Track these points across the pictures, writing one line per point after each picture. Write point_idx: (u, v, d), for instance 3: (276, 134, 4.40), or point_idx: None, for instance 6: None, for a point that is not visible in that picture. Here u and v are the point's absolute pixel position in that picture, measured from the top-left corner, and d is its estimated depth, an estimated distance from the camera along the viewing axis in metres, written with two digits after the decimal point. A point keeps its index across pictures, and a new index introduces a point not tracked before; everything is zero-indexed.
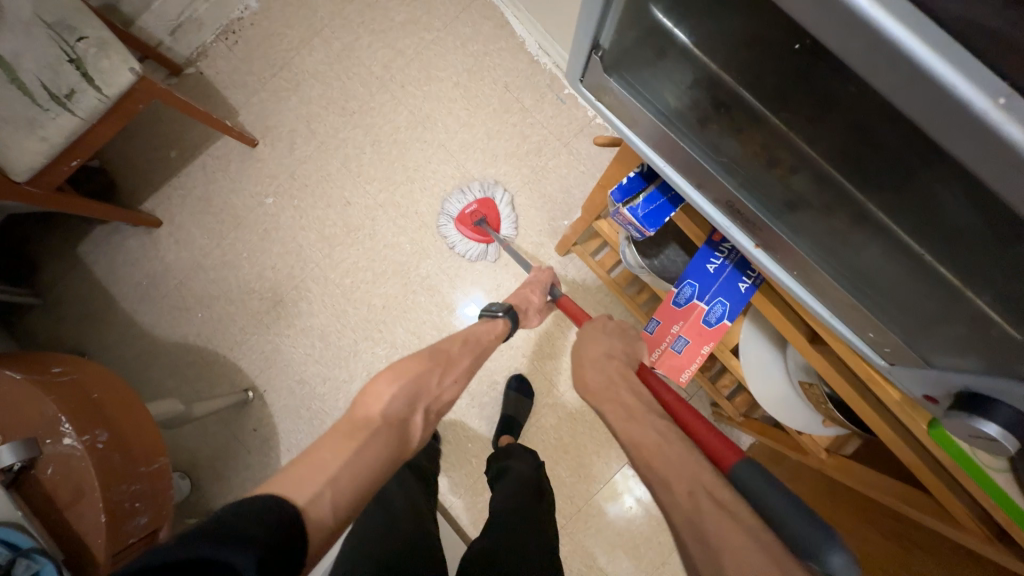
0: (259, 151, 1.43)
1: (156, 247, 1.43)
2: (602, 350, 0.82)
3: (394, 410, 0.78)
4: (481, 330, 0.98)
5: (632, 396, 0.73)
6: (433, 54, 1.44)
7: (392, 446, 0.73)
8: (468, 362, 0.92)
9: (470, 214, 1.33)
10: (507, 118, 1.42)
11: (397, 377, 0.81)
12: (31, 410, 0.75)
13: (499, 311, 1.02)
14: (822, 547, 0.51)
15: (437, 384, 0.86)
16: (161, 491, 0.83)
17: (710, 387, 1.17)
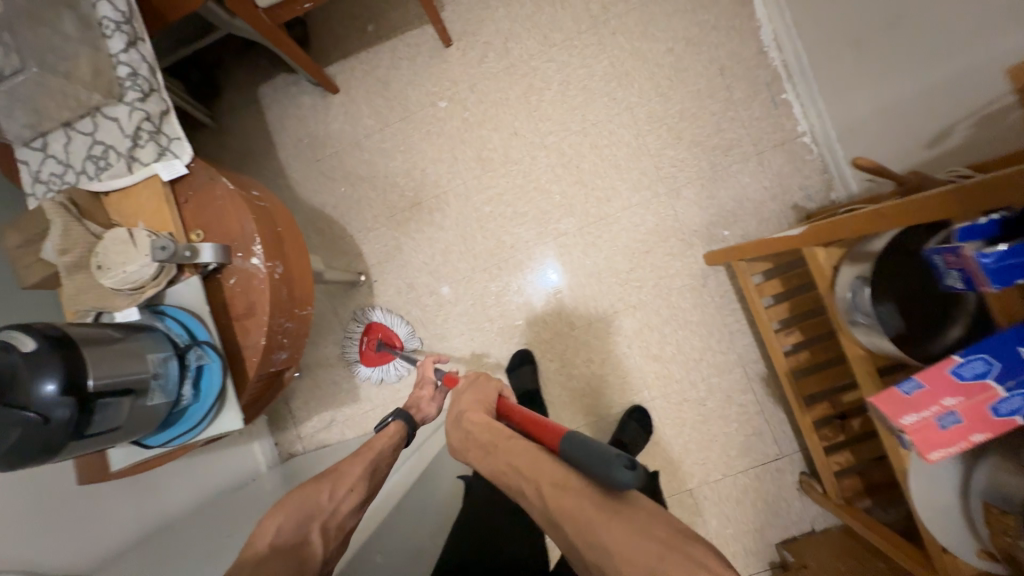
0: (449, 53, 1.41)
1: (325, 111, 1.46)
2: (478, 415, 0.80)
3: (286, 536, 0.75)
4: (374, 442, 0.94)
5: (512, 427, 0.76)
6: (657, 11, 1.33)
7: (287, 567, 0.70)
8: (364, 466, 0.88)
9: (368, 346, 1.35)
10: (708, 103, 1.30)
11: (281, 508, 0.79)
12: (233, 222, 0.79)
13: (387, 417, 0.99)
14: (613, 471, 0.58)
15: (327, 498, 0.81)
16: (301, 335, 0.89)
17: (821, 458, 1.09)
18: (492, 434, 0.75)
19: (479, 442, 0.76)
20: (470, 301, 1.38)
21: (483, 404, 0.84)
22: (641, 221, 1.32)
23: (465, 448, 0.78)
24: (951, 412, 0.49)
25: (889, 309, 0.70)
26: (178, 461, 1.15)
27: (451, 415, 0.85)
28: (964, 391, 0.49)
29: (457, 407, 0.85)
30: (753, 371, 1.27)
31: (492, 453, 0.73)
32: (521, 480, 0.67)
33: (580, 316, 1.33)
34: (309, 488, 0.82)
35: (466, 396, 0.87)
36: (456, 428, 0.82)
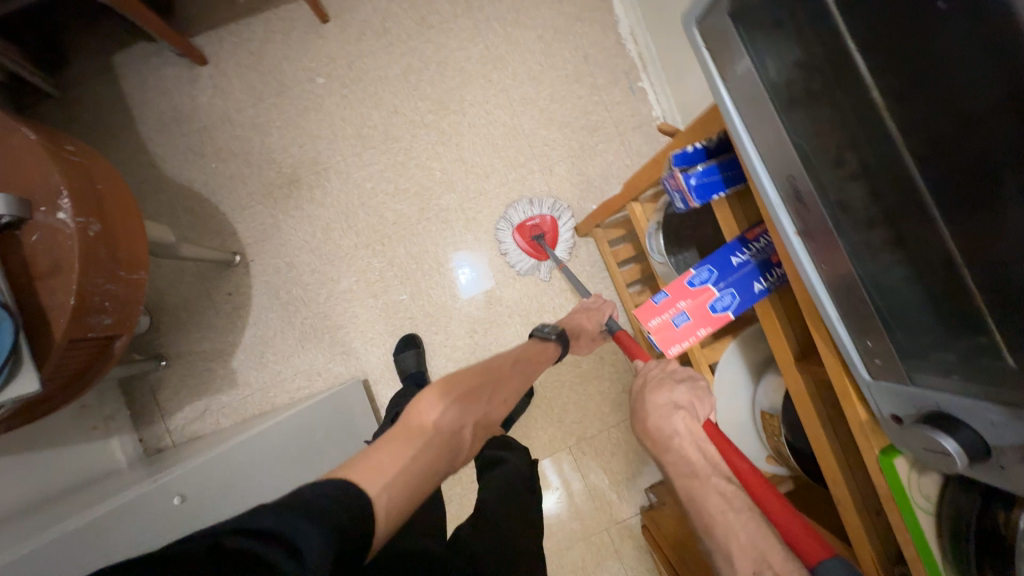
0: (326, 29, 1.40)
1: (192, 83, 1.39)
2: (671, 397, 0.69)
3: (446, 422, 0.75)
4: (529, 351, 1.04)
5: (699, 456, 0.64)
6: (527, 1, 1.42)
7: (440, 456, 0.70)
8: (515, 385, 0.96)
9: (531, 227, 1.35)
10: (575, 88, 1.42)
11: (449, 393, 0.79)
12: (35, 174, 0.74)
13: (552, 333, 1.09)
14: None
15: (486, 402, 0.86)
16: (131, 300, 0.84)
17: None
18: (706, 465, 0.62)
19: (687, 457, 0.64)
20: (355, 277, 1.38)
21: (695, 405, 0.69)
22: (518, 197, 1.39)
23: (658, 442, 0.67)
24: (682, 313, 0.60)
25: (691, 254, 0.82)
26: (9, 454, 1.00)
27: (654, 397, 0.71)
28: (692, 295, 0.59)
29: (668, 395, 0.70)
30: (622, 333, 1.39)
31: (702, 481, 0.61)
32: (732, 543, 0.54)
33: (464, 289, 1.38)
34: (473, 389, 0.85)
35: (681, 389, 0.71)
36: (655, 398, 0.70)
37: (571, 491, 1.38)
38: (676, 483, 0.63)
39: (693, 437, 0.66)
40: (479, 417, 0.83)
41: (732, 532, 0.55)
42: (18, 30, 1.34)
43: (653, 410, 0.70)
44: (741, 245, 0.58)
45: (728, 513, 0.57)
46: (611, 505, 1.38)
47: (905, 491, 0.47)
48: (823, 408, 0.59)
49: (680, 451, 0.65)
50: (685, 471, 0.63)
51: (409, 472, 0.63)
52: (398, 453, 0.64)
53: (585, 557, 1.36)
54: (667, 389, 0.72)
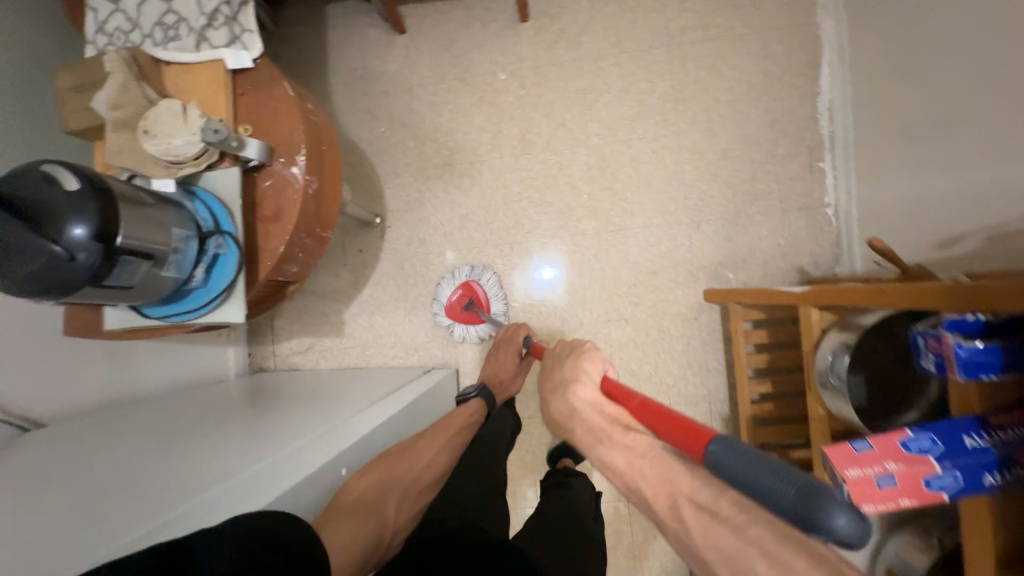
0: (523, 29, 1.42)
1: (387, 49, 1.46)
2: (559, 377, 0.80)
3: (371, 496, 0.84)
4: (443, 422, 1.08)
5: (593, 409, 0.71)
6: (730, 50, 1.36)
7: (370, 528, 0.77)
8: (438, 446, 1.02)
9: (457, 301, 1.35)
10: (751, 151, 1.35)
11: (371, 470, 0.87)
12: (284, 127, 0.80)
13: (471, 393, 1.20)
14: (821, 512, 0.42)
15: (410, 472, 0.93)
16: (316, 254, 0.91)
17: None
18: (612, 426, 0.67)
19: (593, 424, 0.69)
20: None
21: (586, 372, 0.79)
22: (656, 242, 1.36)
23: (564, 425, 0.73)
24: (889, 474, 0.56)
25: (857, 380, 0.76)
26: (156, 344, 1.14)
27: (549, 386, 0.80)
28: (906, 459, 0.56)
29: (560, 375, 0.80)
30: (718, 410, 1.33)
31: (608, 442, 0.65)
32: (644, 484, 0.58)
33: (574, 316, 1.38)
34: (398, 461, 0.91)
35: (567, 366, 0.81)
36: (550, 379, 0.81)
37: (616, 543, 1.36)
38: (586, 446, 0.68)
39: (590, 402, 0.74)
40: (404, 488, 0.90)
41: (641, 475, 0.59)
42: None
43: (556, 397, 0.77)
44: (982, 427, 0.53)
45: (638, 458, 0.61)
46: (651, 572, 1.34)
47: None
48: None
49: (583, 418, 0.71)
50: (597, 438, 0.67)
51: (345, 541, 0.72)
52: (340, 519, 0.75)
53: None
54: (563, 369, 0.81)
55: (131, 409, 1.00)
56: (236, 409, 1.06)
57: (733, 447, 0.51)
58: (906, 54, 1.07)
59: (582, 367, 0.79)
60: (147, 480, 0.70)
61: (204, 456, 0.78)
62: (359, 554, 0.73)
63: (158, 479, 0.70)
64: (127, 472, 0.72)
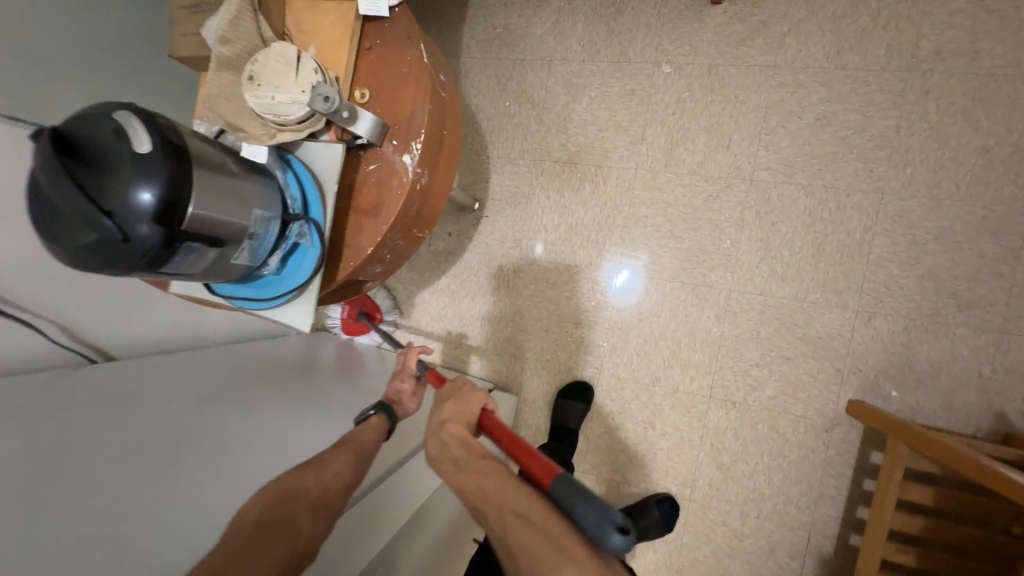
0: (711, 13, 1.11)
1: (537, 8, 1.23)
2: (439, 414, 0.70)
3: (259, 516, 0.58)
4: (355, 434, 0.73)
5: (462, 444, 0.65)
6: (1003, 94, 0.97)
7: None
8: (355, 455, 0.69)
9: (346, 317, 1.29)
10: (984, 240, 0.98)
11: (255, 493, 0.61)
12: (407, 102, 0.64)
13: (365, 410, 0.77)
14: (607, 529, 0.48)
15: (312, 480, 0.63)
16: (404, 257, 0.75)
17: None
18: (468, 451, 0.63)
19: (455, 454, 0.64)
20: (565, 292, 1.22)
21: (461, 409, 0.70)
22: (803, 322, 1.07)
23: (439, 463, 0.65)
24: None
25: None
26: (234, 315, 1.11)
27: (427, 425, 0.70)
28: None
29: (437, 413, 0.71)
30: (818, 545, 1.07)
31: (466, 467, 0.61)
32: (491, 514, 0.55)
33: (669, 378, 1.15)
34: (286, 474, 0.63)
35: (445, 406, 0.71)
36: (432, 415, 0.71)
37: None
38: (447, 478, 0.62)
39: (463, 432, 0.66)
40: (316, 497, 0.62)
41: (487, 497, 0.57)
42: None
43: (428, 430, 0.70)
44: None
45: (487, 482, 0.58)
46: None
47: None
48: None
49: (451, 451, 0.64)
50: (454, 463, 0.63)
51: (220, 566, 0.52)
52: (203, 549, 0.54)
53: None
54: (440, 403, 0.72)
55: (187, 356, 0.97)
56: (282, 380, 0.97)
57: (568, 480, 0.53)
58: None
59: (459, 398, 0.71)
60: (149, 482, 0.65)
61: (216, 465, 0.71)
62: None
63: (160, 489, 0.65)
64: (140, 454, 0.68)
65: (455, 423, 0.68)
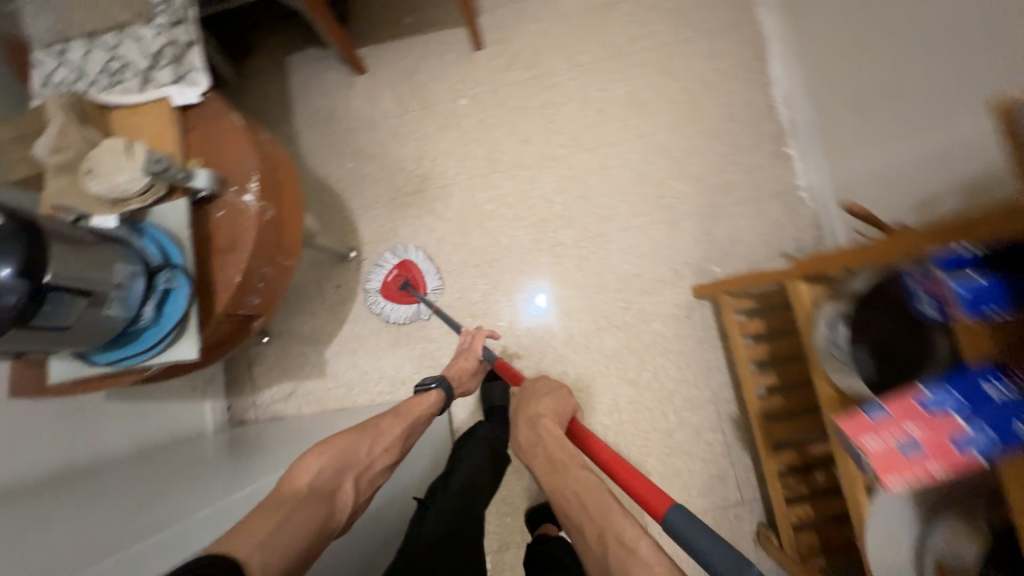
0: (478, 56, 1.46)
1: (349, 89, 1.50)
2: (537, 410, 0.91)
3: (322, 481, 0.72)
4: (417, 404, 0.95)
5: (558, 443, 0.83)
6: (680, 53, 1.40)
7: (315, 514, 0.67)
8: (405, 433, 0.87)
9: (392, 281, 1.35)
10: (715, 145, 1.36)
11: (323, 449, 0.76)
12: (235, 156, 0.79)
13: (430, 383, 1.01)
14: (740, 564, 0.55)
15: (365, 453, 0.80)
16: (277, 285, 0.87)
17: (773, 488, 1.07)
18: (566, 455, 0.80)
19: (552, 453, 0.81)
20: (455, 294, 1.38)
21: (557, 412, 0.90)
22: (635, 244, 1.34)
23: (531, 450, 0.85)
24: (912, 439, 0.48)
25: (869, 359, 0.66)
26: (124, 401, 1.08)
27: (524, 415, 0.92)
28: (927, 422, 0.49)
29: (534, 409, 0.92)
30: (725, 410, 1.26)
31: (563, 472, 0.77)
32: (581, 514, 0.69)
33: (562, 329, 1.33)
34: (349, 437, 0.80)
35: (545, 403, 0.92)
36: (529, 412, 0.92)
37: None
38: (542, 470, 0.80)
39: (554, 436, 0.85)
40: (362, 467, 0.78)
41: (582, 506, 0.70)
42: (221, 27, 1.53)
43: (525, 428, 0.89)
44: (1001, 372, 0.48)
45: (584, 489, 0.72)
46: None
47: None
48: None
49: (542, 448, 0.83)
50: (550, 467, 0.79)
51: (283, 533, 0.62)
52: (268, 515, 0.63)
53: None
54: (539, 400, 0.94)
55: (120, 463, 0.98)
56: (224, 458, 1.05)
57: (684, 512, 0.63)
58: (845, 34, 1.10)
59: (553, 409, 0.91)
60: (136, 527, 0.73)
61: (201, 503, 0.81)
62: (296, 548, 0.62)
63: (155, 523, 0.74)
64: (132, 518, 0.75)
65: (549, 428, 0.86)
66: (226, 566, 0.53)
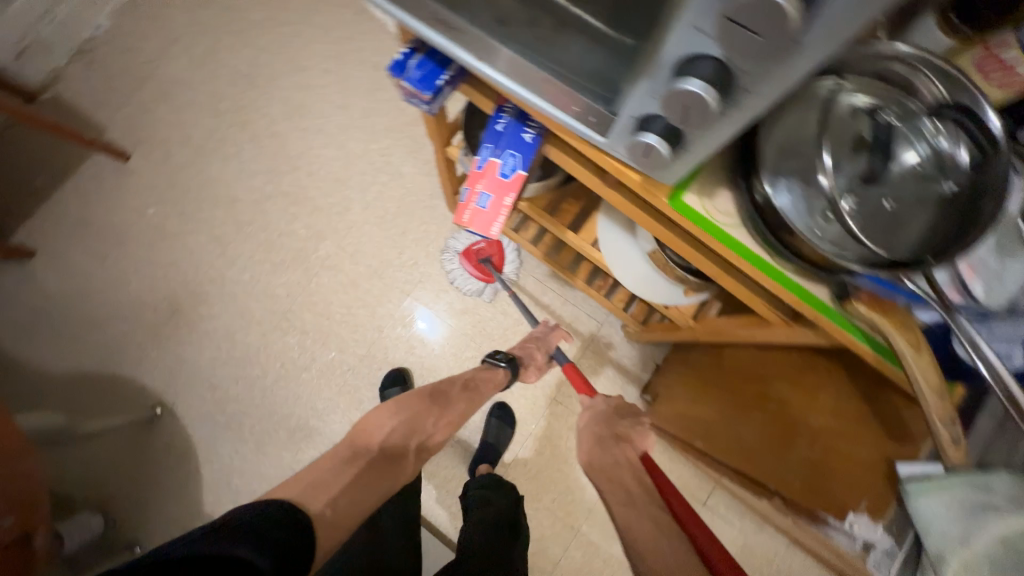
0: (133, 164, 1.39)
1: (32, 278, 1.34)
2: (613, 434, 0.80)
3: (392, 441, 0.78)
4: (480, 373, 0.96)
5: (637, 480, 0.70)
6: (299, 46, 1.45)
7: (382, 477, 0.74)
8: (468, 407, 0.92)
9: (476, 251, 1.32)
10: (380, 95, 1.44)
11: (397, 410, 0.82)
12: None
13: (499, 359, 0.98)
14: None
15: (432, 425, 0.85)
16: (26, 492, 0.78)
17: (592, 292, 1.20)
18: (640, 487, 0.68)
19: (626, 481, 0.70)
20: (279, 364, 1.34)
21: (628, 443, 0.78)
22: (385, 211, 1.40)
23: (604, 474, 0.74)
24: (483, 193, 0.63)
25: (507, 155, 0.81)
26: None
27: (600, 437, 0.80)
28: (484, 174, 0.63)
29: (613, 433, 0.81)
30: (543, 274, 1.39)
31: (636, 505, 0.65)
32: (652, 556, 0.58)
33: (384, 317, 1.36)
34: (420, 401, 0.85)
35: (620, 428, 0.82)
36: (602, 433, 0.80)
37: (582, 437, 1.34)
38: (614, 502, 0.68)
39: (631, 464, 0.74)
40: (425, 436, 0.84)
41: (654, 545, 0.58)
42: None
43: (602, 450, 0.77)
44: (497, 110, 0.62)
45: (658, 531, 0.60)
46: None
47: (697, 212, 0.50)
48: (639, 201, 0.61)
49: (622, 474, 0.71)
50: (626, 499, 0.67)
51: (352, 498, 0.68)
52: (345, 476, 0.70)
53: None
54: (619, 421, 0.84)
55: None
56: None
57: None
58: None
59: (631, 439, 0.80)
60: None
61: None
62: (362, 504, 0.69)
63: None
64: None
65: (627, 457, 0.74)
66: (298, 517, 0.60)
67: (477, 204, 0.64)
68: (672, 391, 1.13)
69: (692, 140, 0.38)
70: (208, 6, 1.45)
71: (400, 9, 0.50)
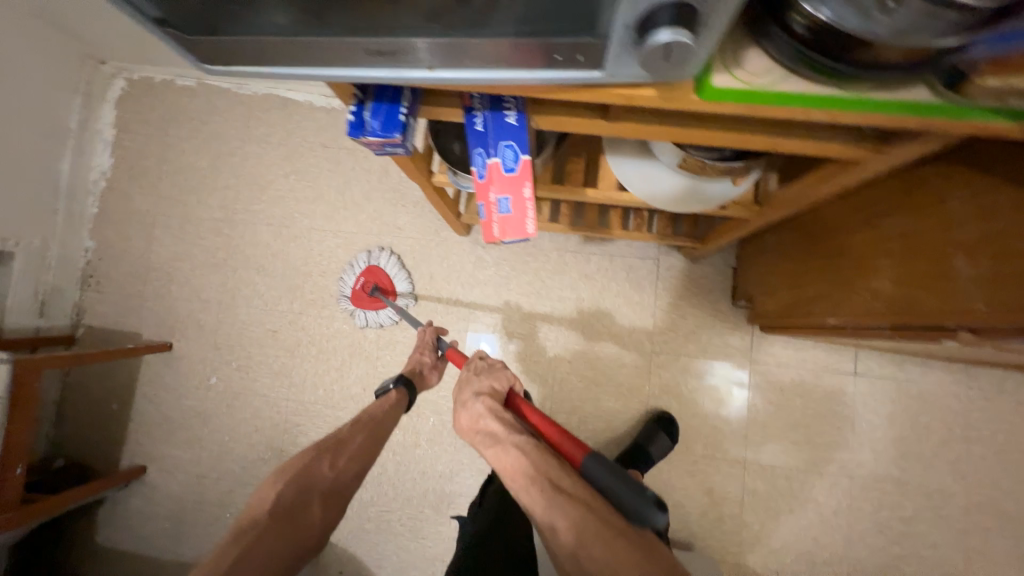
0: (178, 348, 1.44)
1: (154, 488, 1.41)
2: (474, 390, 0.74)
3: (281, 504, 0.69)
4: (368, 408, 0.86)
5: (498, 421, 0.69)
6: (251, 166, 1.46)
7: (280, 541, 0.65)
8: (369, 437, 0.81)
9: (362, 288, 1.33)
10: (344, 168, 1.43)
11: (281, 473, 0.73)
12: None
13: (388, 383, 0.91)
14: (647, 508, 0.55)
15: (326, 470, 0.74)
16: None
17: (636, 235, 1.12)
18: (503, 428, 0.67)
19: (490, 427, 0.68)
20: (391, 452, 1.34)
21: (495, 391, 0.74)
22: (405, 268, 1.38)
23: (473, 433, 0.71)
24: (500, 199, 0.60)
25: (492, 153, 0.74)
26: None
27: (460, 399, 0.75)
28: (491, 181, 0.59)
29: (469, 392, 0.75)
30: (577, 244, 1.33)
31: (502, 446, 0.65)
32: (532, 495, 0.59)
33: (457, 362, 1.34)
34: (304, 456, 0.76)
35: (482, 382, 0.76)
36: (462, 395, 0.75)
37: (698, 372, 1.26)
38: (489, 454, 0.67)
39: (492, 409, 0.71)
40: (325, 485, 0.73)
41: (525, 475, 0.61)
42: None
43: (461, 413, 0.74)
44: (468, 112, 0.56)
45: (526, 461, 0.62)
46: (732, 339, 1.26)
47: (738, 88, 0.42)
48: (658, 116, 0.53)
49: (487, 426, 0.69)
50: (492, 441, 0.67)
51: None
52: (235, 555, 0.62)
53: (768, 395, 1.24)
54: (476, 378, 0.77)
55: None
56: None
57: (598, 459, 0.59)
58: None
59: (492, 384, 0.75)
60: None
61: None
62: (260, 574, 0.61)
63: None
64: None
65: (490, 403, 0.71)
66: None
67: (499, 212, 0.61)
68: (772, 288, 1.03)
69: (710, 12, 0.33)
70: (160, 177, 1.48)
71: (335, 65, 0.45)
